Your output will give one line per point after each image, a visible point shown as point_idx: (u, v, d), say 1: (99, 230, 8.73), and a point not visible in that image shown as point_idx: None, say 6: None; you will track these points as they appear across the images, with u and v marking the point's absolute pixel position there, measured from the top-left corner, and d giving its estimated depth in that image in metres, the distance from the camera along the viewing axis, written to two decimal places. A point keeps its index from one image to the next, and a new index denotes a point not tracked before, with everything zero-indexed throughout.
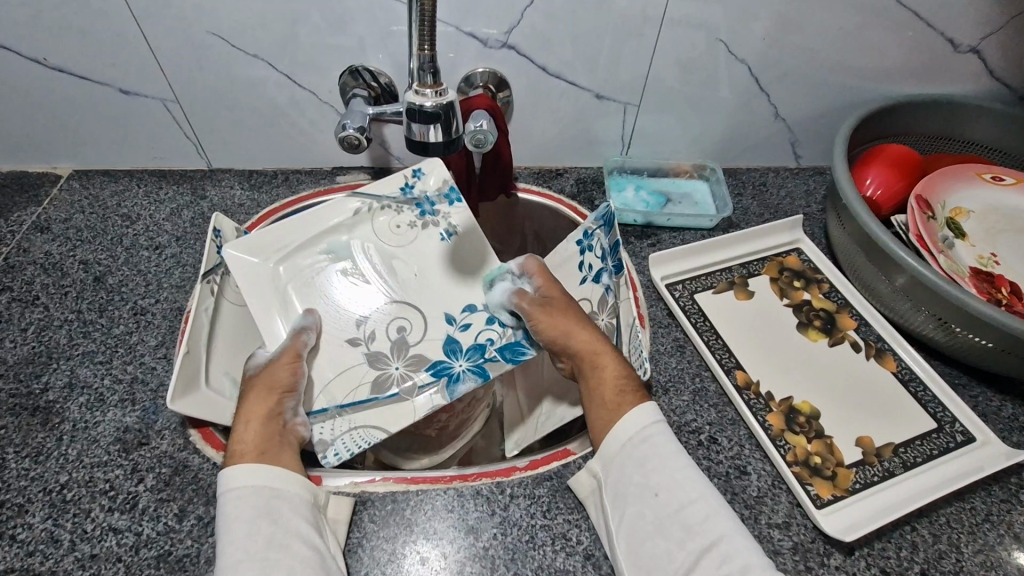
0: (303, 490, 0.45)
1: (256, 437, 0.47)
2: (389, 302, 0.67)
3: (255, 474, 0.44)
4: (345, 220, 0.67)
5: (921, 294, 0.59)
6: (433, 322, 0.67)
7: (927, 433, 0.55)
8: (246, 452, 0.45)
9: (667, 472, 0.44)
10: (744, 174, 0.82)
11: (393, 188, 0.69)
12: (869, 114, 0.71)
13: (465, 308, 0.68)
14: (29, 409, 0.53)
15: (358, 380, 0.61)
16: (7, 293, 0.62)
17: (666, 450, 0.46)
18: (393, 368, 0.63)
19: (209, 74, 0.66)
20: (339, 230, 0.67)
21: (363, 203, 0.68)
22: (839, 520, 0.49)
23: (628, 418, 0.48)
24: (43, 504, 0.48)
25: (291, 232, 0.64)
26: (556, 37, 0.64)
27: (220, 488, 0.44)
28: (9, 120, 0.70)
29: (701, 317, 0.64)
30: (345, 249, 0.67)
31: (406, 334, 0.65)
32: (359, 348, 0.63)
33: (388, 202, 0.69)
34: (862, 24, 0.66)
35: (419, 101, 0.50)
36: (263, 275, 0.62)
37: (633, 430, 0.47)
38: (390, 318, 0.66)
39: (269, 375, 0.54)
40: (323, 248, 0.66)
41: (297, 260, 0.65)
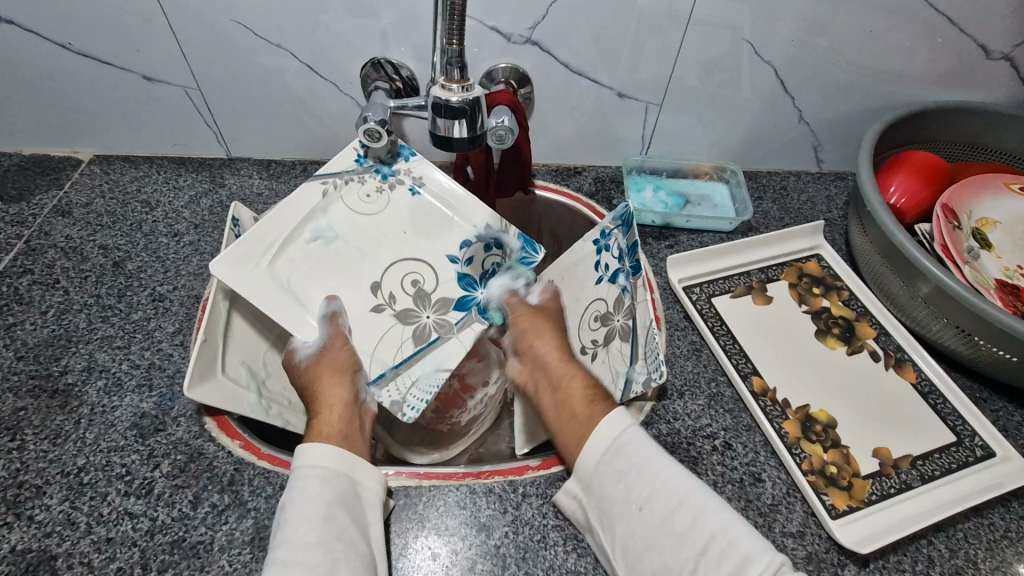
0: (378, 483, 0.47)
1: (339, 421, 0.51)
2: (395, 261, 0.63)
3: (339, 458, 0.45)
4: (317, 203, 0.62)
5: (944, 303, 0.58)
6: (442, 266, 0.64)
7: (947, 446, 0.54)
8: (333, 436, 0.48)
9: (647, 483, 0.44)
10: (764, 177, 0.82)
11: (348, 161, 0.63)
12: (897, 119, 0.70)
13: (461, 245, 0.65)
14: (48, 391, 0.54)
15: (401, 339, 0.61)
16: (29, 275, 0.63)
17: (639, 459, 0.45)
18: (426, 318, 0.62)
19: (230, 63, 0.66)
20: (316, 214, 0.61)
21: (326, 183, 0.62)
22: (854, 531, 0.48)
23: (598, 433, 0.47)
24: (61, 486, 0.48)
25: (270, 229, 0.59)
26: (580, 35, 0.64)
27: (301, 457, 0.45)
28: (31, 102, 0.70)
29: (718, 321, 0.63)
30: (331, 229, 0.62)
31: (423, 284, 0.63)
32: (386, 313, 0.61)
33: (348, 176, 0.63)
34: (893, 27, 0.65)
35: (444, 96, 0.51)
36: (263, 282, 0.57)
37: (603, 446, 0.46)
38: (402, 276, 0.63)
39: (327, 362, 0.56)
40: (308, 236, 0.61)
41: (289, 253, 0.59)
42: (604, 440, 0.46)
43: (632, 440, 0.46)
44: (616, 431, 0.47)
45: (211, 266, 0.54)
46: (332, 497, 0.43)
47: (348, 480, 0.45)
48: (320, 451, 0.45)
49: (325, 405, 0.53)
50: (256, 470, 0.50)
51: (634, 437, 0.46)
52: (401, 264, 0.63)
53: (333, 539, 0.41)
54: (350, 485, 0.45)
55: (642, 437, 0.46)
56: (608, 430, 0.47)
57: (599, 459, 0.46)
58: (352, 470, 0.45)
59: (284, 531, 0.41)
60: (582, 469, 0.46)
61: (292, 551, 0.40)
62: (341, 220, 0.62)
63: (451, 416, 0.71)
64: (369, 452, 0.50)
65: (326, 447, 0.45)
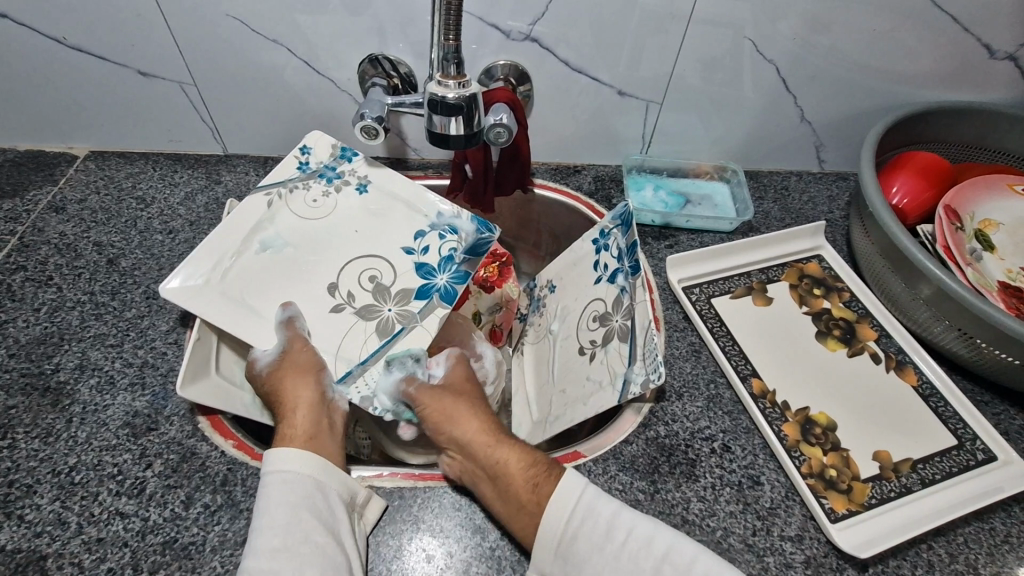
0: (346, 488, 0.46)
1: (308, 422, 0.50)
2: (352, 261, 0.63)
3: (305, 462, 0.45)
4: (261, 216, 0.62)
5: (945, 306, 0.57)
6: (398, 258, 0.64)
7: (947, 450, 0.54)
8: (298, 440, 0.48)
9: (613, 565, 0.41)
10: (765, 177, 0.81)
11: (290, 170, 0.65)
12: (899, 119, 0.69)
13: (414, 236, 0.65)
14: (40, 389, 0.53)
15: (364, 335, 0.59)
16: (22, 272, 0.62)
17: (600, 534, 0.43)
18: (388, 312, 0.61)
19: (227, 59, 0.65)
20: (263, 227, 0.62)
21: (270, 193, 0.63)
22: (853, 535, 0.48)
23: (556, 506, 0.43)
24: (51, 485, 0.48)
25: (214, 249, 0.58)
26: (580, 32, 0.63)
27: (268, 465, 0.45)
28: (25, 97, 0.69)
29: (718, 322, 0.63)
30: (278, 237, 0.62)
31: (381, 278, 0.63)
32: (346, 311, 0.60)
33: (293, 184, 0.65)
34: (897, 25, 0.64)
35: (441, 93, 0.50)
36: (214, 295, 0.56)
37: (561, 526, 0.43)
38: (359, 274, 0.62)
39: (291, 363, 0.54)
40: (258, 248, 0.60)
41: (238, 266, 0.59)
42: (563, 514, 0.43)
43: (587, 512, 0.43)
44: (567, 512, 0.43)
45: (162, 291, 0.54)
46: (298, 501, 0.43)
47: (315, 484, 0.45)
48: (285, 455, 0.45)
49: (292, 406, 0.51)
50: (249, 470, 0.49)
51: (591, 497, 0.44)
52: (359, 262, 0.63)
53: (301, 541, 0.41)
54: (318, 489, 0.45)
55: (599, 503, 0.44)
56: (563, 505, 0.43)
57: (561, 538, 0.43)
58: (319, 473, 0.45)
59: (253, 539, 0.41)
60: (547, 553, 0.43)
61: (258, 560, 0.40)
62: (288, 228, 0.62)
63: None
64: (339, 454, 0.50)
65: (292, 452, 0.45)
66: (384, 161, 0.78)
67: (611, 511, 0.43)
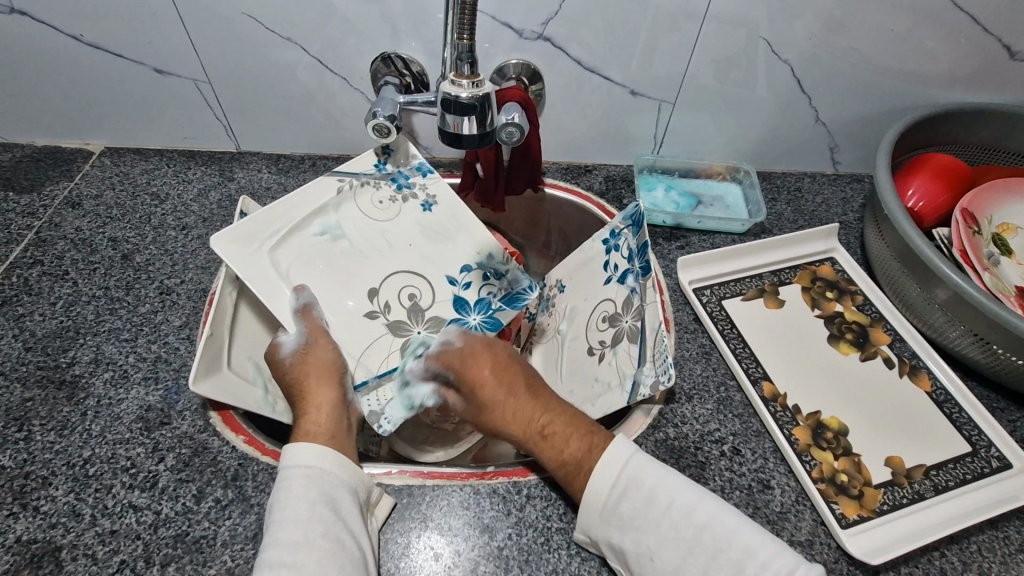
0: (363, 483, 0.47)
1: (329, 420, 0.50)
2: (398, 269, 0.65)
3: (327, 457, 0.45)
4: (330, 198, 0.63)
5: (963, 310, 0.56)
6: (441, 287, 0.66)
7: (961, 456, 0.53)
8: (320, 436, 0.48)
9: (659, 525, 0.42)
10: (778, 178, 0.80)
11: (366, 165, 0.64)
12: (917, 120, 0.68)
13: (461, 268, 0.66)
14: (55, 382, 0.54)
15: (387, 350, 0.62)
16: (38, 267, 0.63)
17: (647, 495, 0.43)
18: (416, 334, 0.64)
19: (241, 57, 0.65)
20: (327, 209, 0.62)
21: (343, 181, 0.63)
22: (865, 540, 0.47)
23: (601, 470, 0.45)
24: (66, 477, 0.48)
25: (280, 214, 0.59)
26: (592, 31, 0.63)
27: (290, 458, 0.45)
28: (42, 93, 0.70)
29: (729, 324, 0.62)
30: (340, 226, 0.63)
31: (419, 300, 0.65)
32: (378, 321, 0.63)
33: (366, 179, 0.64)
34: (915, 26, 0.64)
35: (455, 91, 0.50)
36: (265, 268, 0.57)
37: (610, 482, 0.44)
38: (399, 287, 0.64)
39: (315, 359, 0.55)
40: (316, 229, 0.62)
41: (293, 243, 0.60)
42: (607, 480, 0.44)
43: (631, 480, 0.44)
44: (611, 480, 0.44)
45: (213, 241, 0.55)
46: (317, 496, 0.43)
47: (335, 480, 0.45)
48: (307, 451, 0.45)
49: (313, 403, 0.51)
50: (259, 466, 0.50)
51: (634, 469, 0.44)
52: (401, 277, 0.65)
53: (319, 536, 0.41)
54: (333, 487, 0.45)
55: (647, 466, 0.45)
56: (610, 472, 0.44)
57: (604, 506, 0.44)
58: (339, 469, 0.45)
59: (273, 531, 0.41)
60: (591, 514, 0.44)
61: (280, 553, 0.40)
62: (349, 217, 0.64)
63: None
64: (356, 456, 0.50)
65: (314, 447, 0.46)
66: None
67: (657, 478, 0.44)
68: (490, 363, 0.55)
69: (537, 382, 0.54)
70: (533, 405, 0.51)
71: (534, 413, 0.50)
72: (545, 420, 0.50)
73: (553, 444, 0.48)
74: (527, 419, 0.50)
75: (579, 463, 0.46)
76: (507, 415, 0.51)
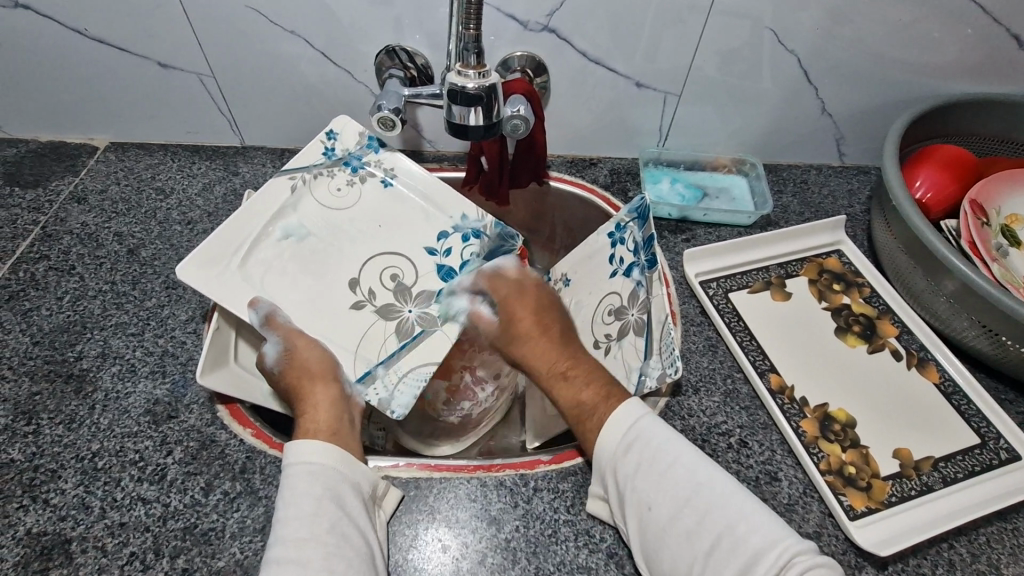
0: (368, 480, 0.46)
1: (327, 417, 0.50)
2: (375, 254, 0.64)
3: (329, 453, 0.45)
4: (287, 200, 0.63)
5: (970, 300, 0.56)
6: (421, 259, 0.65)
7: (970, 448, 0.53)
8: (321, 432, 0.48)
9: (657, 483, 0.43)
10: (784, 171, 0.80)
11: (315, 156, 0.65)
12: (925, 111, 0.68)
13: (438, 237, 0.66)
14: (63, 376, 0.54)
15: (383, 335, 0.61)
16: (45, 261, 0.63)
17: (651, 454, 0.44)
18: (409, 313, 0.63)
19: (245, 52, 0.65)
20: (285, 212, 0.62)
21: (295, 179, 0.63)
22: (873, 533, 0.47)
23: (614, 422, 0.46)
24: (75, 470, 0.48)
25: (236, 230, 0.59)
26: (598, 24, 0.63)
27: (293, 456, 0.45)
28: (47, 87, 0.70)
29: (736, 317, 0.62)
30: (301, 226, 0.63)
31: (402, 279, 0.64)
32: (366, 309, 0.62)
33: (318, 170, 0.65)
34: (922, 16, 0.63)
35: (461, 83, 0.50)
36: (233, 281, 0.57)
37: (616, 439, 0.45)
38: (380, 272, 0.64)
39: (302, 361, 0.54)
40: (279, 235, 0.61)
41: (258, 253, 0.60)
42: (619, 431, 0.46)
43: (639, 437, 0.45)
44: (622, 429, 0.46)
45: (177, 268, 0.55)
46: (322, 491, 0.43)
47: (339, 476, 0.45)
48: (309, 449, 0.45)
49: (311, 402, 0.51)
50: (267, 459, 0.50)
51: (647, 426, 0.46)
52: (378, 259, 0.64)
53: (325, 530, 0.41)
54: (342, 478, 0.45)
55: (658, 427, 0.46)
56: (619, 426, 0.46)
57: (613, 454, 0.45)
58: (342, 464, 0.45)
59: (278, 528, 0.41)
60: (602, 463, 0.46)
61: (289, 550, 0.40)
62: (311, 216, 0.64)
63: (460, 406, 0.68)
64: (359, 448, 0.50)
65: (314, 444, 0.45)
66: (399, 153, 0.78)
67: (667, 438, 0.45)
68: (530, 305, 0.56)
69: (567, 327, 0.55)
70: (561, 349, 0.53)
71: (558, 356, 0.52)
72: (568, 365, 0.51)
73: (573, 388, 0.50)
74: (550, 362, 0.52)
75: (593, 411, 0.48)
76: (537, 352, 0.53)
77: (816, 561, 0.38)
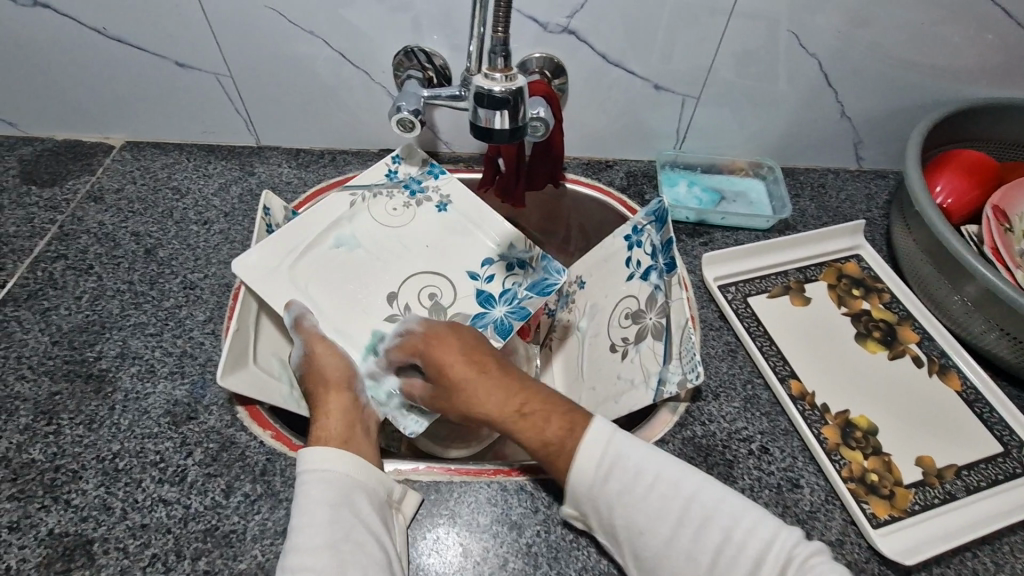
0: (382, 487, 0.46)
1: (342, 425, 0.49)
2: (416, 272, 0.65)
3: (343, 462, 0.45)
4: (343, 212, 0.65)
5: (993, 306, 0.56)
6: (462, 282, 0.65)
7: (994, 457, 0.53)
8: (333, 441, 0.47)
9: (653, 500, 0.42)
10: (802, 174, 0.79)
11: (379, 176, 0.68)
12: (946, 116, 0.67)
13: (482, 263, 0.66)
14: (83, 376, 0.54)
15: None
16: (63, 261, 0.63)
17: (631, 471, 0.43)
18: None
19: (263, 51, 0.65)
20: (340, 223, 0.65)
21: (355, 194, 0.66)
22: (896, 542, 0.47)
23: (587, 443, 0.44)
24: (96, 471, 0.48)
25: (296, 233, 0.62)
26: (618, 26, 0.62)
27: (304, 463, 0.45)
28: (66, 86, 0.70)
29: (755, 321, 0.62)
30: (354, 238, 0.65)
31: (440, 297, 0.64)
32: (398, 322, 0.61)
33: (379, 189, 0.67)
34: (946, 19, 0.63)
35: (488, 86, 0.49)
36: (280, 281, 0.59)
37: (594, 466, 0.44)
38: (418, 289, 0.64)
39: (320, 368, 0.54)
40: (331, 243, 0.63)
41: (310, 258, 0.62)
42: (591, 459, 0.44)
43: (617, 459, 0.43)
44: (596, 458, 0.44)
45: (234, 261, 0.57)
46: (337, 500, 0.43)
47: (353, 484, 0.45)
48: (321, 457, 0.45)
49: (327, 409, 0.51)
50: (287, 461, 0.50)
51: (618, 446, 0.44)
52: (420, 277, 0.64)
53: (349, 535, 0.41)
54: (355, 487, 0.44)
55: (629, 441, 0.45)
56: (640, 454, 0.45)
57: (591, 484, 0.43)
58: (355, 473, 0.45)
59: (302, 532, 0.41)
60: (579, 491, 0.44)
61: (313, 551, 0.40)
62: (364, 229, 0.65)
63: None
64: (374, 454, 0.49)
65: (328, 451, 0.45)
66: None
67: (641, 458, 0.44)
68: (457, 347, 0.52)
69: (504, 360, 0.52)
70: (505, 387, 0.49)
71: (506, 395, 0.49)
72: (519, 402, 0.48)
73: (531, 426, 0.47)
74: (498, 400, 0.49)
75: (561, 441, 0.45)
76: (478, 398, 0.49)
77: (810, 549, 0.40)
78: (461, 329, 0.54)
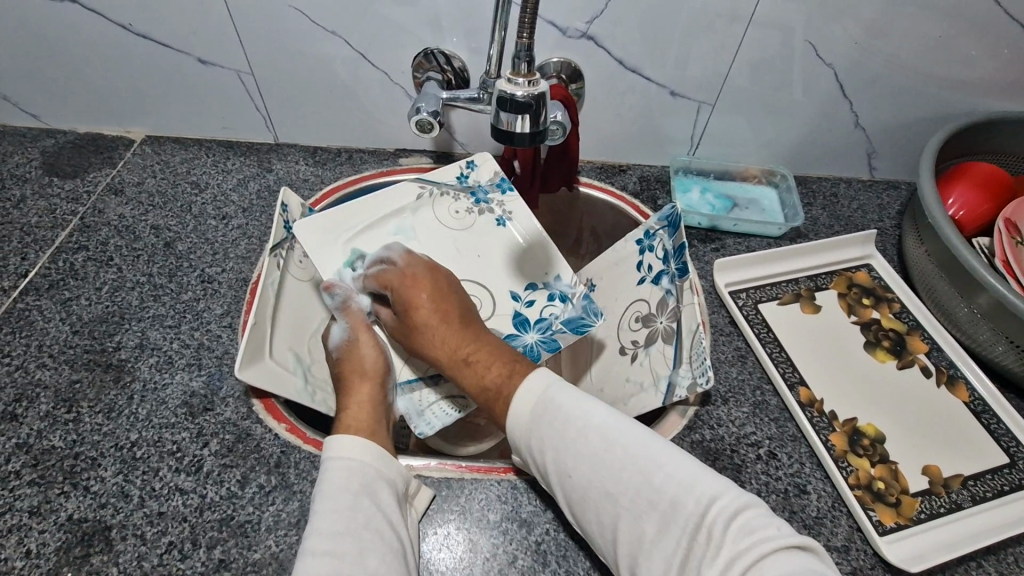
0: (401, 478, 0.47)
1: (369, 416, 0.50)
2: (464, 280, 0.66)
3: (369, 452, 0.46)
4: (409, 203, 0.67)
5: (1003, 318, 0.56)
6: (503, 301, 0.65)
7: (1000, 468, 0.53)
8: (362, 430, 0.48)
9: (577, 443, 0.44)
10: (815, 183, 0.79)
11: (450, 177, 0.69)
12: (960, 128, 0.68)
13: (527, 286, 0.66)
14: (102, 365, 0.55)
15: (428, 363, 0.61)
16: (84, 252, 0.64)
17: (564, 417, 0.45)
18: None
19: (285, 50, 0.66)
20: (404, 213, 0.66)
21: (424, 188, 0.68)
22: (901, 549, 0.48)
23: (523, 392, 0.47)
24: (115, 459, 0.49)
25: (361, 211, 0.64)
26: (636, 32, 0.63)
27: (332, 449, 0.46)
28: (90, 80, 0.71)
29: (765, 328, 0.62)
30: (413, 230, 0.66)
31: (479, 310, 0.64)
32: None
33: (448, 189, 0.69)
34: (963, 32, 0.63)
35: (511, 90, 0.50)
36: (334, 252, 0.61)
37: (529, 407, 0.46)
38: None
39: (359, 356, 0.56)
40: (390, 229, 0.65)
41: (367, 237, 0.63)
42: (528, 401, 0.46)
43: (548, 403, 0.46)
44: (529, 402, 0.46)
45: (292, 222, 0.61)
46: (360, 489, 0.44)
47: (376, 473, 0.45)
48: (350, 445, 0.46)
49: (355, 400, 0.52)
50: (302, 454, 0.51)
51: (552, 392, 0.46)
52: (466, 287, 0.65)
53: (362, 527, 0.42)
54: (378, 477, 0.45)
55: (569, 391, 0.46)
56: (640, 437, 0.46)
57: (526, 425, 0.46)
58: (379, 464, 0.46)
59: (315, 523, 0.42)
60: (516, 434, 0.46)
61: (326, 540, 0.41)
62: (425, 224, 0.67)
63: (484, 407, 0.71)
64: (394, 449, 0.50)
65: (356, 440, 0.46)
66: (430, 154, 0.78)
67: (574, 405, 0.45)
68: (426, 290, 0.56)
69: (468, 311, 0.57)
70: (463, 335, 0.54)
71: (460, 343, 0.53)
72: (470, 350, 0.53)
73: (475, 372, 0.51)
74: (454, 345, 0.53)
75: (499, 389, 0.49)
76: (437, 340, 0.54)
77: (741, 503, 0.38)
78: (435, 274, 0.58)
